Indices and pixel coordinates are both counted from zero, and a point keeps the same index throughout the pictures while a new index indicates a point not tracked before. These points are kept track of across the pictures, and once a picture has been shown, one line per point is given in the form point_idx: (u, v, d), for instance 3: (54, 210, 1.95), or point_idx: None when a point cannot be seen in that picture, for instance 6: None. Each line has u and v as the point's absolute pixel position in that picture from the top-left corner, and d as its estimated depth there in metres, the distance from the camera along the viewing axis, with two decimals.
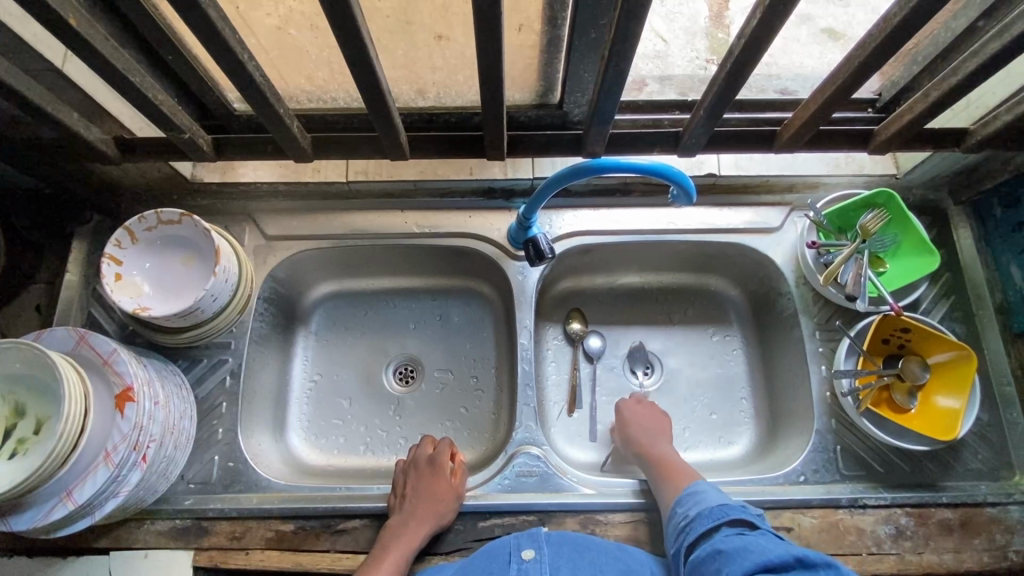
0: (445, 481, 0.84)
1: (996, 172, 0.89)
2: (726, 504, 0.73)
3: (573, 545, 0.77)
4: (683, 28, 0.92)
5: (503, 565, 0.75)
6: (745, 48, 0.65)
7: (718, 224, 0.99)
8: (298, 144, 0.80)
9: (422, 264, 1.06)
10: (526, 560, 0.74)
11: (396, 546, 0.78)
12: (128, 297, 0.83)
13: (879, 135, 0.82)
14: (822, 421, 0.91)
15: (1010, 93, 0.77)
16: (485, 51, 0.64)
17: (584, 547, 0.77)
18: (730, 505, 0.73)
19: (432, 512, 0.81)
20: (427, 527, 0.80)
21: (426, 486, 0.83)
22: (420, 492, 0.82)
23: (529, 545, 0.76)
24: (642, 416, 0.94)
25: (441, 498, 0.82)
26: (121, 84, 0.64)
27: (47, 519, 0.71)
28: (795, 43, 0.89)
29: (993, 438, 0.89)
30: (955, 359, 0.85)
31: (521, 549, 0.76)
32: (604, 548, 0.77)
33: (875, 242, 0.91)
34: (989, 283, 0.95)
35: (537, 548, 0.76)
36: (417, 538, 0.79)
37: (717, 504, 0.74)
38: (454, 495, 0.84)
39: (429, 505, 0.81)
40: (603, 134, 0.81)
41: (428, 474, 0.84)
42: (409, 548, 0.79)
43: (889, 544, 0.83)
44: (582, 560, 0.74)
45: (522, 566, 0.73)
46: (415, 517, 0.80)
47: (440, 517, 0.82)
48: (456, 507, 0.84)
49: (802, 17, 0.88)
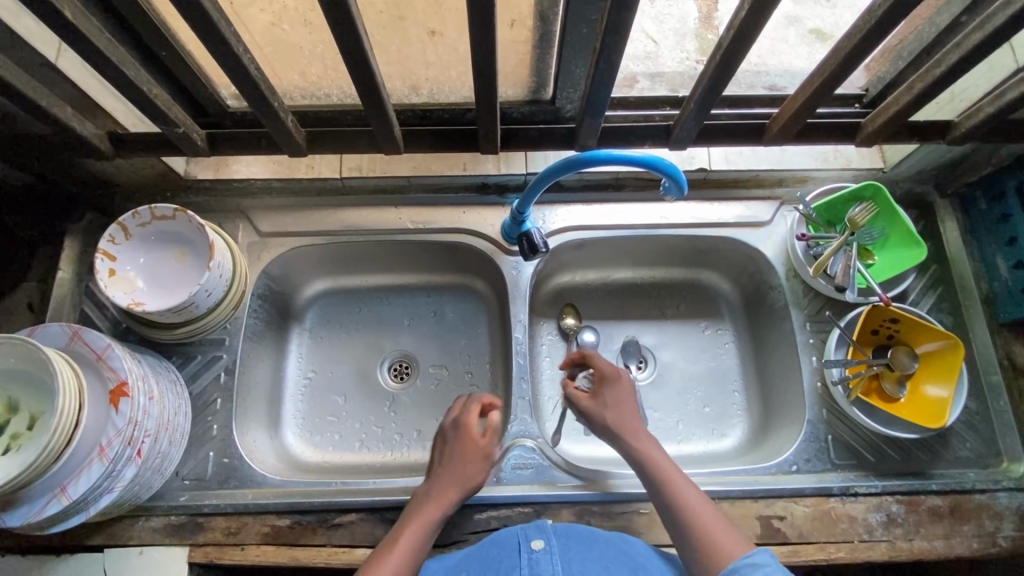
0: (475, 443, 0.83)
1: (981, 164, 0.92)
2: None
3: (581, 538, 0.74)
4: (673, 28, 0.95)
5: (513, 554, 0.70)
6: (734, 41, 0.66)
7: (709, 218, 1.01)
8: (292, 138, 0.80)
9: (416, 261, 1.06)
10: (536, 550, 0.70)
11: (427, 508, 0.77)
12: (122, 292, 0.83)
13: (866, 127, 0.83)
14: (813, 411, 0.92)
15: (993, 86, 0.79)
16: (478, 44, 0.65)
17: (590, 542, 0.73)
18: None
19: (461, 475, 0.81)
20: (457, 492, 0.79)
21: (456, 450, 0.82)
22: (450, 456, 0.82)
23: (538, 535, 0.72)
24: (619, 397, 0.84)
25: (472, 461, 0.82)
26: (115, 77, 0.65)
27: (41, 515, 0.71)
28: (784, 44, 0.93)
29: (981, 426, 0.91)
30: (942, 348, 0.87)
31: (530, 539, 0.72)
32: (607, 539, 0.75)
33: (864, 235, 0.92)
34: (975, 275, 0.96)
35: (546, 538, 0.72)
36: (448, 501, 0.78)
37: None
38: (486, 457, 0.83)
39: (458, 468, 0.81)
40: (595, 128, 0.83)
41: (458, 434, 0.84)
42: (440, 511, 0.78)
43: (881, 531, 0.84)
44: (591, 552, 0.71)
45: (532, 556, 0.69)
46: (445, 480, 0.80)
47: (471, 480, 0.81)
48: (488, 470, 0.83)
49: (790, 19, 0.92)
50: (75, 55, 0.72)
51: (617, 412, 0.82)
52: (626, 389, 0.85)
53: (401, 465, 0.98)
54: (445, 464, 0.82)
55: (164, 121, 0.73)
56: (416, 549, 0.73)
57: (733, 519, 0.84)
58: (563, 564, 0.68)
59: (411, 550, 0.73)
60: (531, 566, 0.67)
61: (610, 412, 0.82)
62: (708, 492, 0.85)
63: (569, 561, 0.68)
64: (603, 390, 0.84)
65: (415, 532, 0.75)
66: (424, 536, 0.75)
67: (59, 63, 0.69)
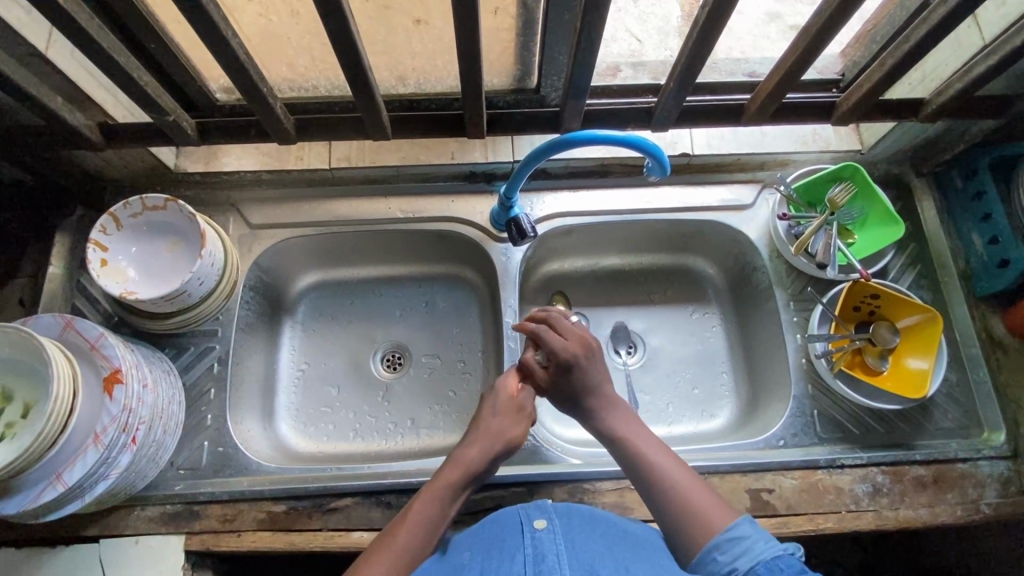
0: (511, 401, 0.79)
1: (955, 143, 0.94)
2: (781, 556, 0.62)
3: (582, 519, 0.70)
4: (657, 28, 0.97)
5: (515, 535, 0.66)
6: (709, 19, 0.68)
7: (693, 202, 1.03)
8: (283, 125, 0.82)
9: (406, 252, 1.08)
10: (539, 529, 0.65)
11: (452, 469, 0.72)
12: (114, 281, 0.84)
13: (842, 106, 0.86)
14: (799, 387, 0.94)
15: (961, 64, 0.82)
16: (462, 28, 0.67)
17: (592, 522, 0.70)
18: (786, 557, 0.62)
19: (493, 431, 0.75)
20: (486, 449, 0.74)
21: (491, 408, 0.78)
22: (481, 418, 0.77)
23: (540, 515, 0.68)
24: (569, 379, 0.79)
25: (506, 418, 0.77)
26: (106, 62, 0.66)
27: (36, 502, 0.71)
28: (766, 40, 0.95)
29: (962, 397, 0.93)
30: (922, 321, 0.89)
31: (532, 519, 0.68)
32: (607, 520, 0.73)
33: (842, 215, 0.95)
34: (953, 252, 0.99)
35: (549, 518, 0.68)
36: (476, 459, 0.73)
37: (771, 558, 0.62)
38: (521, 415, 0.78)
39: (490, 425, 0.75)
40: (578, 110, 0.85)
41: (496, 393, 0.79)
42: (465, 472, 0.72)
43: (867, 501, 0.86)
44: (592, 532, 0.67)
45: (534, 535, 0.65)
46: (476, 438, 0.75)
47: (505, 437, 0.75)
48: (526, 430, 0.78)
49: (772, 16, 0.95)
50: (65, 45, 0.73)
51: (571, 397, 0.79)
52: (583, 370, 0.79)
53: (396, 452, 0.98)
54: (479, 424, 0.77)
55: (155, 108, 0.75)
56: (435, 515, 0.68)
57: (723, 492, 0.86)
58: (566, 544, 0.63)
59: (427, 516, 0.68)
60: (534, 546, 0.62)
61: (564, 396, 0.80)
62: (697, 467, 0.87)
63: (573, 541, 0.64)
64: (557, 375, 0.80)
65: (435, 495, 0.70)
66: (444, 500, 0.70)
67: (49, 53, 0.71)
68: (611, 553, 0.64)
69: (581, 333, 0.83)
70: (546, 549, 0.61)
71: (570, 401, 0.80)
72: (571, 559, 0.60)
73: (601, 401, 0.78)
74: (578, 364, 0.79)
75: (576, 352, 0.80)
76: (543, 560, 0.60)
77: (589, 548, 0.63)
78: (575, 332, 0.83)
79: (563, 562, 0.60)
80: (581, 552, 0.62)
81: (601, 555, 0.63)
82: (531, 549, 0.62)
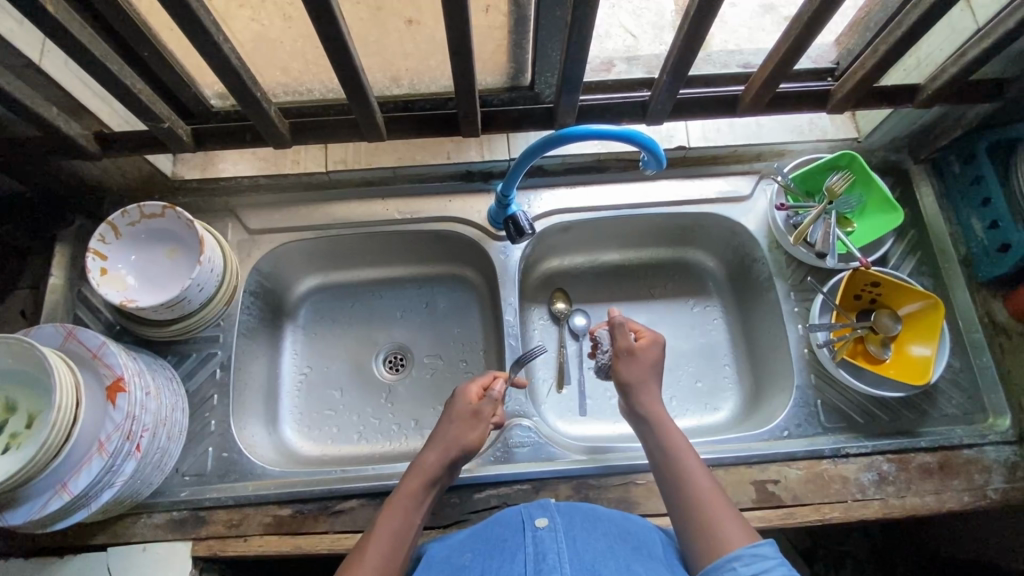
0: (469, 406, 0.78)
1: (951, 128, 0.94)
2: None
3: (585, 517, 0.70)
4: (651, 22, 0.97)
5: (516, 534, 0.66)
6: (699, 9, 0.68)
7: (691, 195, 1.02)
8: (277, 129, 0.82)
9: (406, 253, 1.08)
10: (540, 527, 0.66)
11: (412, 478, 0.72)
12: (114, 290, 0.85)
13: (837, 94, 0.86)
14: (801, 377, 0.94)
15: (955, 48, 0.81)
16: (452, 26, 0.66)
17: (594, 519, 0.71)
18: None
19: (449, 436, 0.75)
20: (443, 454, 0.74)
21: (449, 413, 0.78)
22: (441, 423, 0.78)
23: (543, 514, 0.68)
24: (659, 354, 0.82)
25: (463, 422, 0.77)
26: (98, 70, 0.67)
27: (42, 511, 0.71)
28: (761, 31, 0.95)
29: (965, 383, 0.93)
30: (924, 308, 0.89)
31: (533, 517, 0.68)
32: (610, 518, 0.73)
33: (841, 204, 0.94)
34: (952, 238, 0.99)
35: (550, 517, 0.68)
36: (434, 465, 0.73)
37: None
38: (479, 417, 0.77)
39: (445, 431, 0.76)
40: (572, 107, 0.85)
41: (457, 399, 0.79)
42: (424, 478, 0.72)
43: (873, 490, 0.86)
44: (594, 531, 0.68)
45: (536, 534, 0.65)
46: (433, 445, 0.75)
47: (461, 440, 0.75)
48: (483, 433, 0.77)
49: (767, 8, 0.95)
50: (59, 55, 0.74)
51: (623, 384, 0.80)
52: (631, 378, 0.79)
53: (401, 453, 0.98)
54: (438, 430, 0.77)
55: (148, 115, 0.75)
56: (400, 524, 0.68)
57: (728, 484, 0.86)
58: (568, 542, 0.64)
59: (394, 526, 0.68)
60: (535, 544, 0.63)
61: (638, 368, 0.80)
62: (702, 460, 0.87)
63: (574, 539, 0.64)
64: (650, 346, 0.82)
65: (399, 506, 0.69)
66: (408, 510, 0.69)
67: (42, 63, 0.71)
68: (612, 551, 0.64)
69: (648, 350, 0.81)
70: (547, 548, 0.62)
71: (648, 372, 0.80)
72: (572, 557, 0.61)
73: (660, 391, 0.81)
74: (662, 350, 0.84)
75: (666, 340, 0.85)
76: (544, 558, 0.60)
77: (590, 547, 0.63)
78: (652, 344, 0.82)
79: (563, 559, 0.61)
80: (582, 551, 0.62)
81: (601, 554, 0.63)
82: (531, 549, 0.62)
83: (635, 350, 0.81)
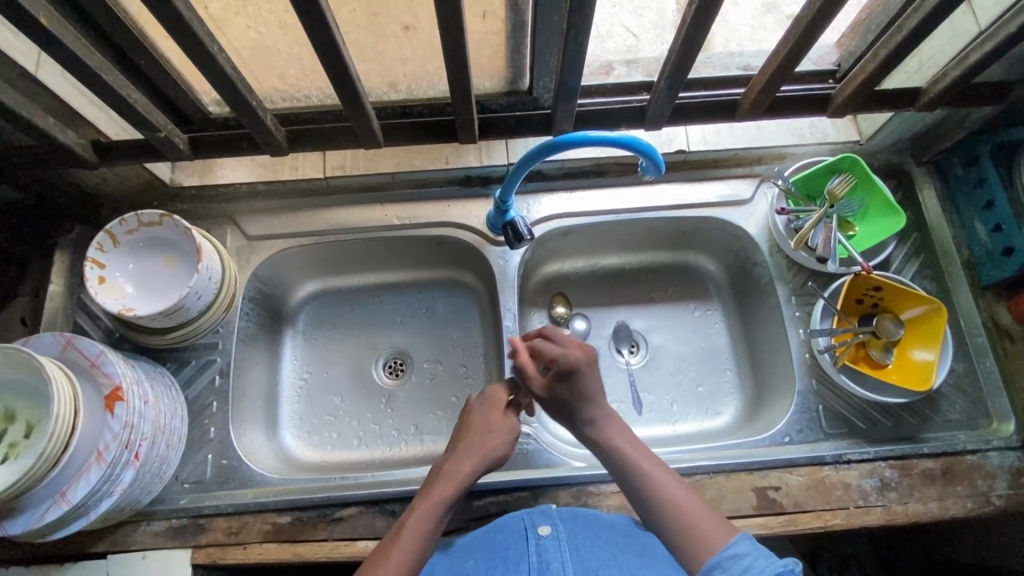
0: (502, 416, 0.78)
1: (954, 130, 0.93)
2: (783, 573, 0.59)
3: (586, 523, 0.70)
4: (652, 22, 0.95)
5: (519, 541, 0.67)
6: (697, 15, 0.67)
7: (692, 199, 1.02)
8: (273, 136, 0.82)
9: (405, 258, 1.08)
10: (543, 536, 0.66)
11: (443, 483, 0.71)
12: (113, 299, 0.85)
13: (836, 98, 0.86)
14: (803, 383, 0.93)
15: (957, 50, 0.81)
16: (447, 34, 0.66)
17: (597, 525, 0.71)
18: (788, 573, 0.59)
19: (484, 447, 0.75)
20: (478, 465, 0.74)
21: (485, 420, 0.78)
22: (474, 428, 0.77)
23: (545, 521, 0.69)
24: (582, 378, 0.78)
25: (497, 431, 0.77)
26: (93, 80, 0.67)
27: (42, 521, 0.72)
28: (763, 31, 0.94)
29: (968, 387, 0.92)
30: (926, 313, 0.88)
31: (536, 525, 0.69)
32: (612, 523, 0.73)
33: (842, 208, 0.94)
34: (955, 241, 0.97)
35: (553, 524, 0.68)
36: (467, 475, 0.72)
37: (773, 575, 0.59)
38: (511, 429, 0.78)
39: (481, 438, 0.76)
40: (569, 112, 0.84)
41: (490, 406, 0.79)
42: (456, 484, 0.71)
43: (875, 496, 0.85)
44: (597, 537, 0.68)
45: (539, 542, 0.65)
46: (467, 452, 0.74)
47: (494, 453, 0.75)
48: (512, 445, 0.78)
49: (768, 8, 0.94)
50: (54, 65, 0.74)
51: (567, 410, 0.78)
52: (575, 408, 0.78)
53: (402, 459, 0.98)
54: (470, 434, 0.77)
55: (144, 124, 0.75)
56: (429, 528, 0.67)
57: (729, 491, 0.85)
58: (571, 550, 0.64)
59: (424, 529, 0.66)
60: (539, 554, 0.63)
61: (568, 402, 0.78)
62: (703, 466, 0.86)
63: (577, 546, 0.65)
64: (558, 383, 0.78)
65: (428, 508, 0.69)
66: (437, 515, 0.68)
67: (39, 72, 0.71)
68: (617, 558, 0.64)
69: (567, 384, 0.78)
70: (552, 557, 0.63)
71: (564, 410, 0.79)
72: (576, 564, 0.62)
73: (598, 410, 0.78)
74: (580, 372, 0.78)
75: (583, 357, 0.78)
76: (549, 568, 0.61)
77: (595, 554, 0.64)
78: (573, 341, 0.80)
79: (567, 568, 0.61)
80: (587, 558, 0.63)
81: (605, 561, 0.63)
82: (536, 557, 0.63)
83: (546, 391, 0.79)
